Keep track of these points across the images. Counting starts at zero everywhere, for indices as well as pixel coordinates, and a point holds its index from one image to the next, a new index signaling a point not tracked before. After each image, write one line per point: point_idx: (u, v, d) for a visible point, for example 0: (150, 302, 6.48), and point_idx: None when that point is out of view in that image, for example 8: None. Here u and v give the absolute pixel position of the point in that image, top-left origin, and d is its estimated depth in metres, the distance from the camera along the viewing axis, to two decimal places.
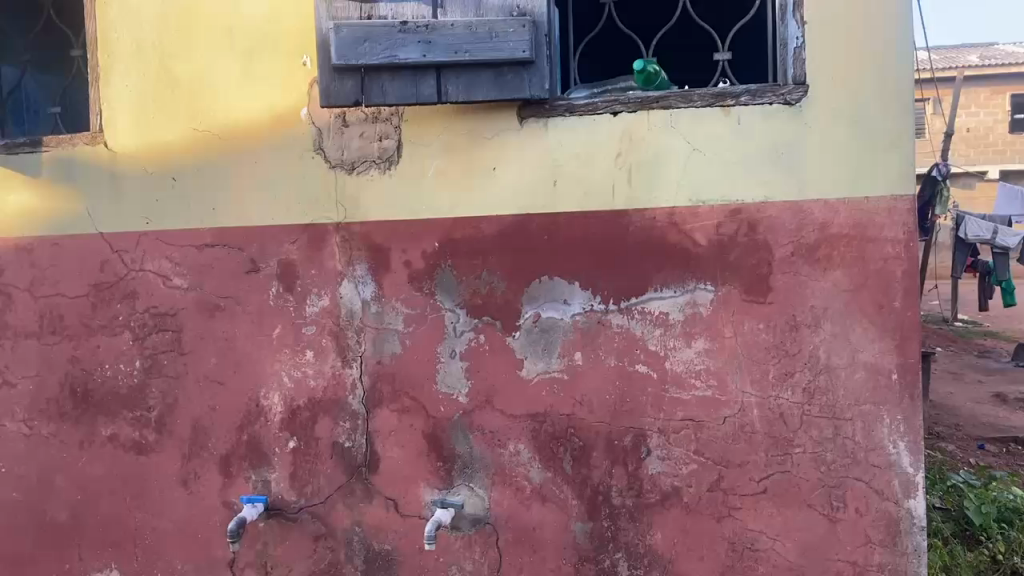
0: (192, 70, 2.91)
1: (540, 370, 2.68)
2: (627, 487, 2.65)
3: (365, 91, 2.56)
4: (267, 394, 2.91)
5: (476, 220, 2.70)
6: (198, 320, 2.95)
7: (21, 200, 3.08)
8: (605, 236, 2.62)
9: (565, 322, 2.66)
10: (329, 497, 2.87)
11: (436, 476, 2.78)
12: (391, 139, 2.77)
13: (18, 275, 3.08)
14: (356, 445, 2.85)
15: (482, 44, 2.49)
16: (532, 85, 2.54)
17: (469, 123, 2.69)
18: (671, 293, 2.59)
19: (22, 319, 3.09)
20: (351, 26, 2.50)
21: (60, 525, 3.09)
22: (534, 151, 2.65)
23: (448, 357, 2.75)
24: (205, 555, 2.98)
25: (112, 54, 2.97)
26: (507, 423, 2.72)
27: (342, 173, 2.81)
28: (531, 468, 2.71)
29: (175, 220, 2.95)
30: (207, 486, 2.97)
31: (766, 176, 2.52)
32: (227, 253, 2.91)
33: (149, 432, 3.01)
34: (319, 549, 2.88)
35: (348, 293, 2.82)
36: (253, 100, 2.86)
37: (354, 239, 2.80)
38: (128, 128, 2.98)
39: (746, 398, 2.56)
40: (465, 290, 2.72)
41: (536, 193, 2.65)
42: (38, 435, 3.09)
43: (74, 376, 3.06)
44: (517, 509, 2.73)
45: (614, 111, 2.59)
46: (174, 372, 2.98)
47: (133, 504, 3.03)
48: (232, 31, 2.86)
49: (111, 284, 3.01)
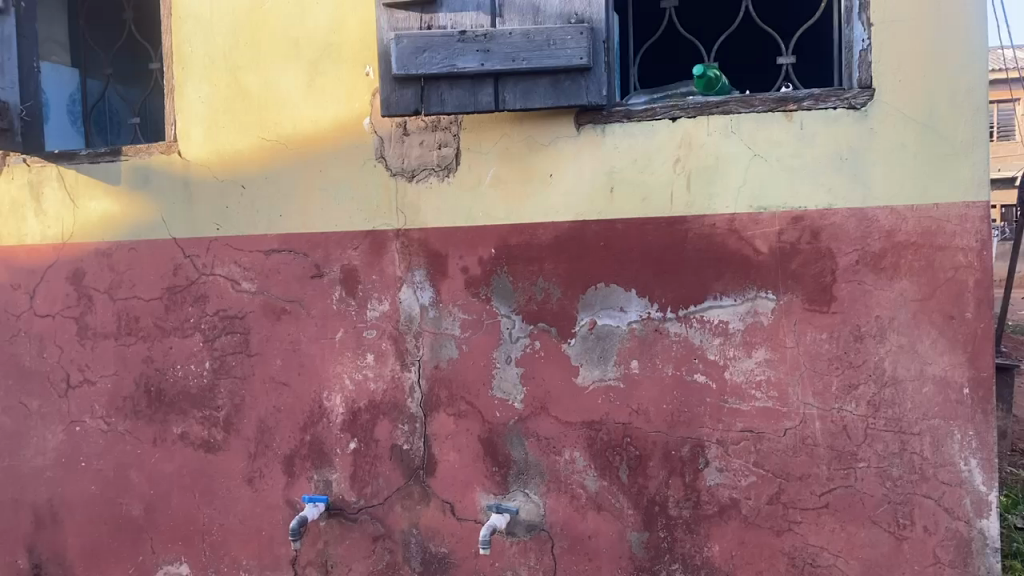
0: (260, 81, 3.00)
1: (597, 377, 2.67)
2: (684, 498, 2.62)
3: (424, 100, 2.60)
4: (329, 396, 2.98)
5: (533, 226, 2.71)
6: (265, 323, 3.04)
7: (101, 206, 3.23)
8: (663, 243, 2.59)
9: (622, 329, 2.65)
10: (388, 499, 2.92)
11: (492, 481, 2.80)
12: (450, 147, 2.80)
13: (98, 278, 3.23)
14: (414, 448, 2.89)
15: (539, 52, 2.51)
16: (589, 92, 2.53)
17: (527, 131, 2.71)
18: (731, 302, 2.55)
19: (101, 320, 3.24)
20: (412, 37, 2.56)
21: (134, 519, 3.22)
22: (591, 158, 2.65)
23: (504, 362, 2.77)
24: (269, 552, 3.06)
25: (187, 67, 3.10)
26: (563, 430, 2.72)
27: (403, 180, 2.86)
28: (586, 475, 2.70)
29: (243, 226, 3.05)
30: (272, 484, 3.05)
31: (829, 182, 2.46)
32: (293, 258, 3.00)
33: (217, 431, 3.11)
34: (378, 549, 2.93)
35: (407, 299, 2.87)
36: (318, 109, 2.94)
37: (413, 244, 2.85)
38: (200, 137, 3.09)
39: (808, 410, 2.49)
40: (522, 297, 2.73)
41: (593, 199, 2.65)
42: (116, 432, 3.24)
43: (148, 376, 3.19)
44: (572, 517, 2.73)
45: (673, 117, 2.57)
46: (241, 373, 3.08)
47: (202, 500, 3.14)
48: (299, 42, 2.94)
49: (183, 287, 3.13)
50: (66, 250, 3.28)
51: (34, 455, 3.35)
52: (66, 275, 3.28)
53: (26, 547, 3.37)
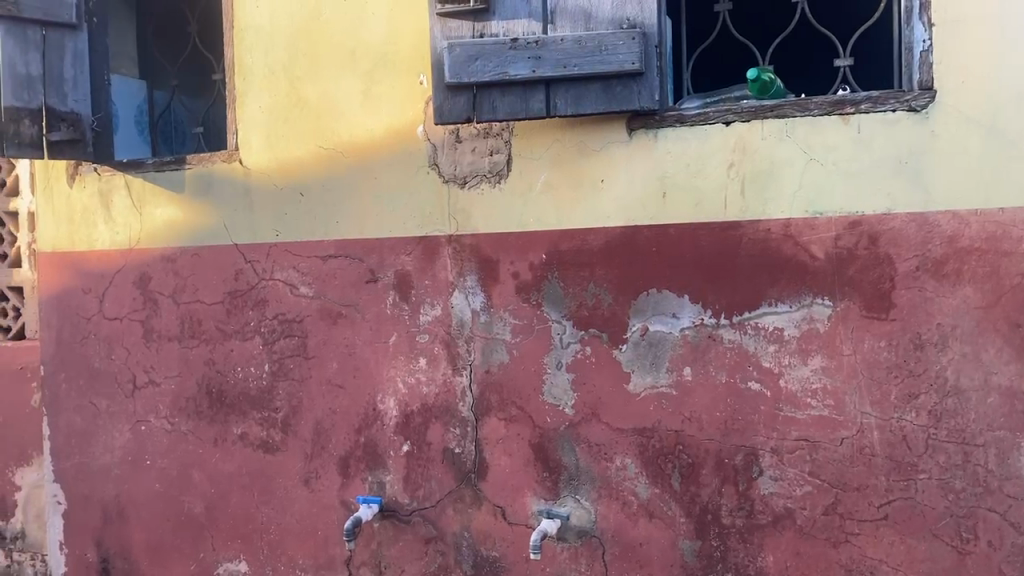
0: (318, 90, 3.07)
1: (648, 384, 2.66)
2: (738, 507, 2.58)
3: (476, 107, 2.63)
4: (383, 399, 3.03)
5: (585, 232, 2.71)
6: (321, 327, 3.11)
7: (166, 214, 3.35)
8: (716, 249, 2.56)
9: (674, 336, 2.63)
10: (439, 502, 2.95)
11: (543, 487, 2.81)
12: (502, 153, 2.83)
13: (163, 283, 3.35)
14: (465, 452, 2.92)
15: (591, 58, 2.52)
16: (641, 97, 2.53)
17: (578, 137, 2.72)
18: (786, 309, 2.51)
19: (166, 323, 3.36)
20: (464, 45, 2.59)
21: (196, 517, 3.33)
22: (643, 163, 2.64)
23: (555, 368, 2.78)
24: (324, 552, 3.13)
25: (248, 78, 3.19)
26: (615, 436, 2.71)
27: (455, 187, 2.89)
28: (638, 482, 2.69)
29: (301, 232, 3.13)
30: (328, 485, 3.12)
31: (888, 186, 2.40)
32: (348, 264, 3.05)
33: (275, 432, 3.19)
34: (430, 551, 2.97)
35: (459, 304, 2.90)
36: (373, 118, 3.00)
37: (465, 250, 2.88)
38: (260, 146, 3.18)
39: (866, 419, 2.44)
40: (573, 302, 2.73)
41: (646, 204, 2.64)
42: (179, 431, 3.35)
43: (210, 378, 3.29)
44: (624, 524, 2.72)
45: (727, 121, 2.54)
46: (299, 375, 3.15)
47: (260, 500, 3.22)
48: (355, 53, 3.01)
49: (244, 291, 3.22)
50: (133, 255, 3.41)
51: (102, 453, 3.49)
52: (133, 279, 3.41)
53: (96, 542, 3.52)
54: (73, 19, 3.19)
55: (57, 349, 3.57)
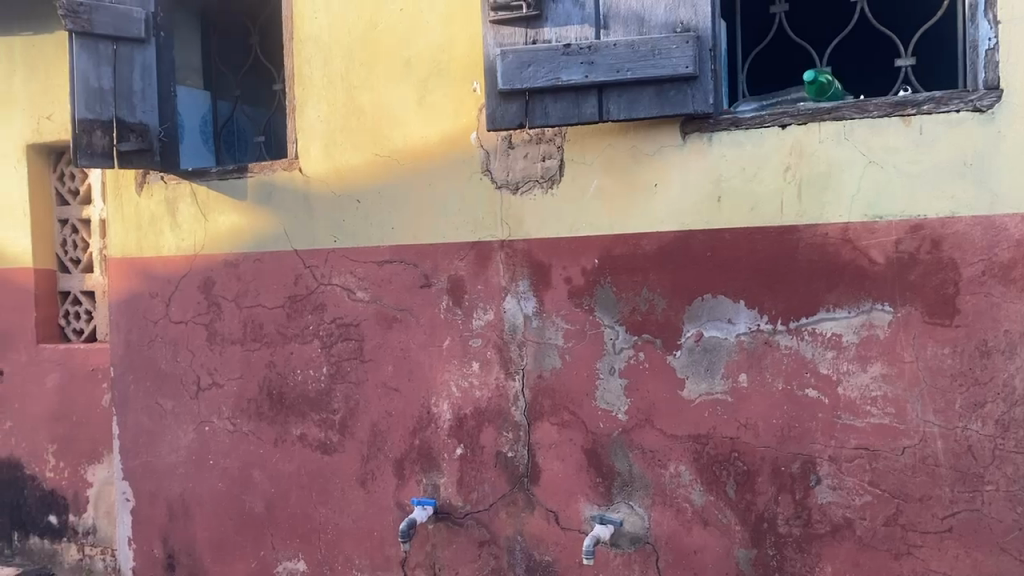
0: (374, 99, 3.14)
1: (703, 390, 2.64)
2: (795, 516, 2.54)
3: (529, 113, 2.65)
4: (437, 402, 3.06)
5: (638, 236, 2.70)
6: (377, 331, 3.16)
7: (229, 220, 3.45)
8: (772, 254, 2.53)
9: (730, 341, 2.60)
10: (493, 505, 2.97)
11: (596, 492, 2.81)
12: (554, 159, 2.84)
13: (226, 287, 3.45)
14: (518, 455, 2.93)
15: (644, 62, 2.51)
16: (695, 101, 2.51)
17: (631, 141, 2.71)
18: (845, 314, 2.46)
19: (229, 327, 3.46)
20: (517, 52, 2.62)
21: (257, 515, 3.42)
22: (697, 167, 2.62)
23: (608, 373, 2.77)
24: (380, 553, 3.18)
25: (307, 88, 3.27)
26: (669, 443, 2.69)
27: (508, 193, 2.91)
28: (692, 489, 2.67)
29: (357, 238, 3.18)
30: (383, 486, 3.17)
31: (952, 188, 2.33)
32: (403, 269, 3.10)
33: (333, 433, 3.26)
34: (484, 554, 2.99)
35: (512, 309, 2.92)
36: (427, 126, 3.04)
37: (517, 255, 2.90)
38: (319, 154, 3.25)
39: (929, 428, 2.37)
40: (626, 307, 2.73)
41: (700, 209, 2.62)
42: (241, 432, 3.45)
43: (271, 380, 3.38)
44: (678, 531, 2.70)
45: (783, 124, 2.50)
46: (355, 378, 3.21)
47: (318, 500, 3.29)
48: (410, 62, 3.06)
49: (304, 296, 3.29)
50: (198, 261, 3.52)
51: (168, 452, 3.61)
52: (198, 284, 3.52)
53: (162, 538, 3.64)
54: (141, 33, 3.32)
55: (126, 351, 3.71)
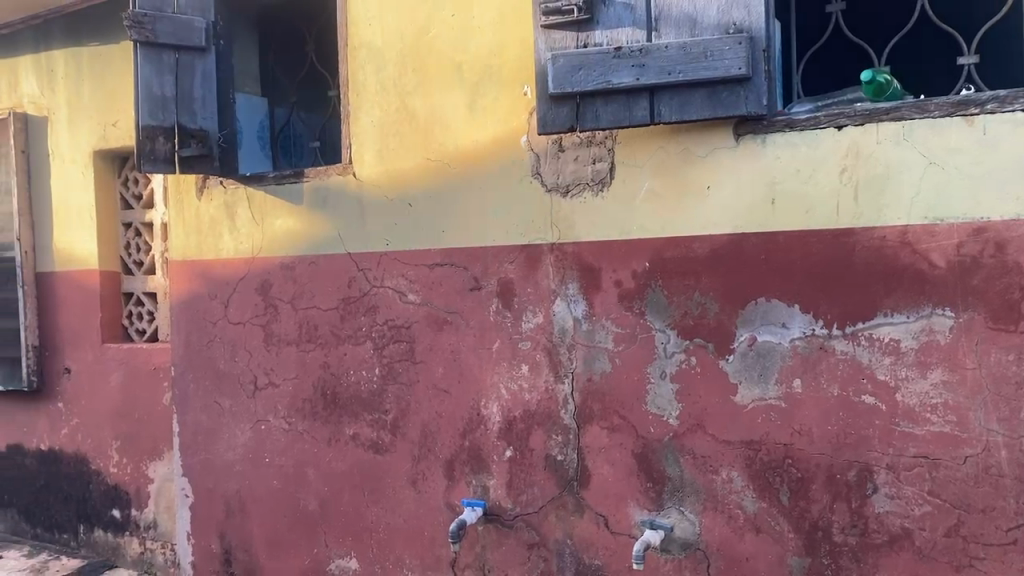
0: (426, 104, 3.17)
1: (756, 396, 2.60)
2: (851, 525, 2.48)
3: (579, 116, 2.66)
4: (487, 404, 3.08)
5: (690, 239, 2.68)
6: (428, 333, 3.20)
7: (285, 223, 3.52)
8: (827, 257, 2.48)
9: (783, 346, 2.56)
10: (542, 508, 2.98)
11: (646, 497, 2.79)
12: (605, 161, 2.83)
13: (283, 289, 3.53)
14: (567, 459, 2.93)
15: (696, 64, 2.49)
16: (748, 102, 2.47)
17: (683, 143, 2.69)
18: (903, 319, 2.39)
19: (285, 328, 3.54)
20: (568, 55, 2.63)
21: (310, 513, 3.49)
22: (750, 169, 2.58)
23: (659, 378, 2.75)
24: (431, 553, 3.21)
25: (362, 94, 3.33)
26: (721, 448, 2.66)
27: (558, 196, 2.92)
28: (744, 496, 2.63)
29: (409, 240, 3.22)
30: (434, 487, 3.20)
31: (1018, 190, 2.24)
32: (454, 271, 3.13)
33: (385, 434, 3.30)
34: (533, 557, 3.00)
35: (561, 312, 2.92)
36: (478, 129, 3.06)
37: (567, 258, 2.90)
38: (372, 159, 3.31)
39: (992, 437, 2.29)
40: (677, 311, 2.71)
41: (753, 211, 2.58)
42: (296, 431, 3.52)
43: (325, 380, 3.44)
44: (730, 538, 2.66)
45: (839, 125, 2.45)
46: (407, 379, 3.25)
47: (370, 499, 3.34)
48: (461, 67, 3.08)
49: (357, 298, 3.35)
50: (255, 263, 3.60)
51: (226, 450, 3.71)
52: (255, 286, 3.61)
53: (219, 534, 3.74)
54: (202, 42, 3.41)
55: (186, 351, 3.82)
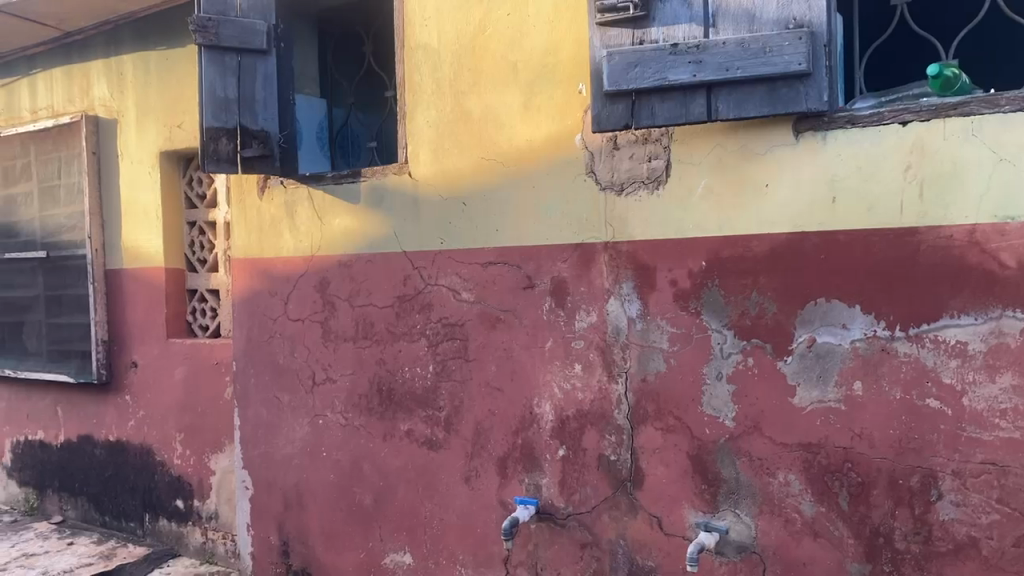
0: (480, 104, 3.19)
1: (815, 398, 2.55)
2: (913, 532, 2.42)
3: (635, 114, 2.65)
4: (540, 403, 3.09)
5: (747, 239, 2.64)
6: (482, 331, 3.22)
7: (342, 222, 3.57)
8: (891, 257, 2.41)
9: (844, 347, 2.50)
10: (595, 507, 2.97)
11: (701, 499, 2.76)
12: (660, 159, 2.81)
13: (341, 287, 3.59)
14: (621, 459, 2.92)
15: (754, 60, 2.45)
16: (808, 98, 2.42)
17: (741, 141, 2.65)
18: (971, 321, 2.31)
19: (342, 325, 3.60)
20: (624, 53, 2.62)
21: (366, 507, 3.54)
22: (810, 167, 2.53)
23: (715, 378, 2.72)
24: (483, 550, 3.23)
25: (418, 93, 3.37)
26: (778, 451, 2.62)
27: (612, 194, 2.90)
28: (802, 500, 2.58)
29: (464, 239, 3.24)
30: (487, 484, 3.22)
31: None
32: (508, 270, 3.14)
33: (439, 430, 3.34)
34: (586, 556, 3.00)
35: (615, 311, 2.91)
36: (532, 129, 3.07)
37: (621, 257, 2.89)
38: (427, 158, 3.34)
39: None
40: (734, 311, 2.67)
41: (813, 210, 2.53)
42: (352, 426, 3.58)
43: (381, 376, 3.49)
44: (787, 542, 2.62)
45: (903, 121, 2.38)
46: (461, 376, 3.28)
47: (425, 494, 3.38)
48: (516, 66, 3.09)
49: (412, 296, 3.39)
50: (314, 262, 3.67)
51: (285, 443, 3.79)
52: (314, 284, 3.68)
53: (278, 525, 3.82)
54: (264, 45, 3.49)
55: (248, 346, 3.91)
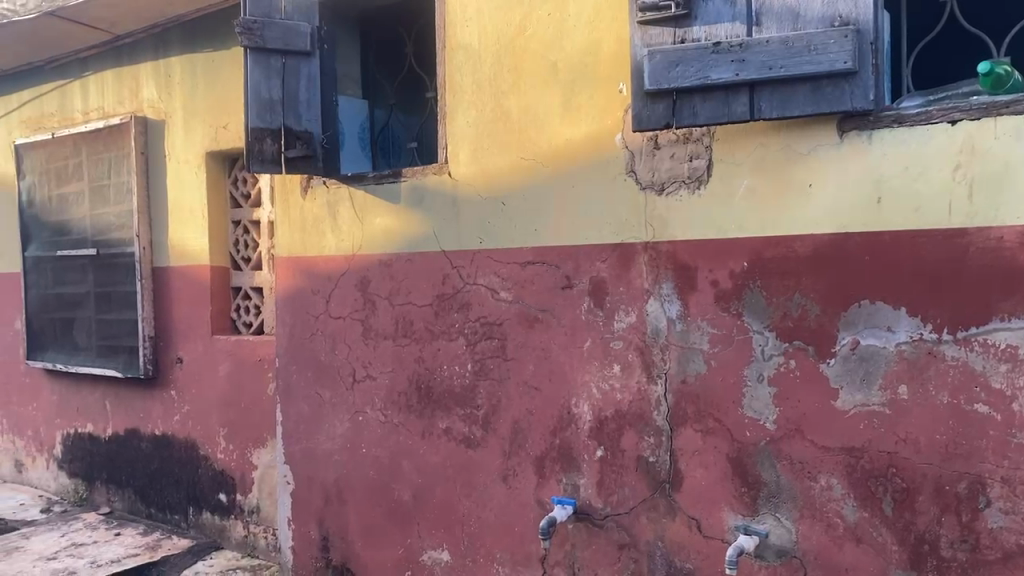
0: (520, 104, 3.20)
1: (858, 401, 2.51)
2: (960, 539, 2.37)
3: (676, 113, 2.63)
4: (578, 403, 3.09)
5: (790, 239, 2.61)
6: (520, 331, 3.23)
7: (383, 222, 3.61)
8: (938, 258, 2.36)
9: (888, 350, 2.46)
10: (633, 509, 2.96)
11: (741, 502, 2.73)
12: (701, 159, 2.79)
13: (380, 285, 3.63)
14: (660, 461, 2.91)
15: (799, 58, 2.42)
16: (854, 97, 2.39)
17: (784, 141, 2.62)
18: (1021, 324, 2.26)
19: (382, 323, 3.63)
20: (665, 51, 2.61)
21: (404, 504, 3.58)
22: (855, 167, 2.49)
23: (756, 381, 2.69)
24: (521, 549, 3.24)
25: (458, 94, 3.39)
26: (820, 455, 2.58)
27: (653, 194, 2.89)
28: (844, 504, 2.55)
29: (503, 239, 3.26)
30: (524, 483, 3.23)
31: None
32: (546, 269, 3.15)
33: (477, 429, 3.36)
34: (624, 557, 2.99)
35: (655, 312, 2.89)
36: (572, 128, 3.07)
37: (661, 257, 2.87)
38: (467, 158, 3.36)
39: None
40: (776, 312, 2.64)
41: (857, 210, 2.49)
42: (391, 423, 3.61)
43: (420, 374, 3.52)
44: (829, 547, 2.58)
45: (952, 119, 2.34)
46: (499, 375, 3.29)
47: (462, 492, 3.40)
48: (556, 65, 3.09)
49: (451, 295, 3.41)
50: (354, 260, 3.72)
51: (326, 439, 3.84)
52: (355, 282, 3.72)
53: (318, 521, 3.88)
54: (307, 46, 3.54)
55: (290, 343, 3.97)
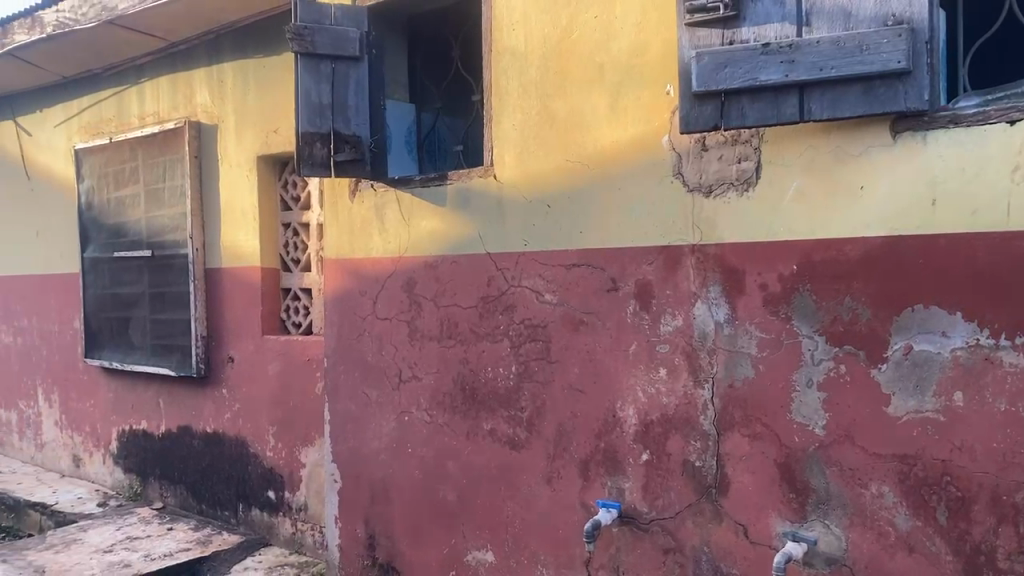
0: (566, 106, 3.21)
1: (911, 408, 2.46)
2: (1018, 551, 2.30)
3: (724, 114, 2.61)
4: (623, 406, 3.08)
5: (841, 242, 2.57)
6: (565, 333, 3.23)
7: (429, 224, 3.65)
8: (996, 262, 2.30)
9: (943, 356, 2.40)
10: (679, 513, 2.94)
11: (789, 508, 2.70)
12: (750, 161, 2.76)
13: (426, 287, 3.66)
14: (706, 465, 2.88)
15: (850, 59, 2.38)
16: (907, 97, 2.34)
17: (834, 142, 2.58)
18: None
19: (428, 324, 3.67)
20: (713, 53, 2.59)
21: (449, 504, 3.60)
22: (909, 168, 2.44)
23: (805, 386, 2.65)
24: (565, 551, 3.24)
25: (504, 97, 3.41)
26: (871, 461, 2.54)
27: (700, 196, 2.87)
28: (897, 512, 2.50)
29: (547, 241, 3.27)
30: (569, 486, 3.23)
31: None
32: (592, 272, 3.14)
33: (521, 430, 3.37)
34: (669, 562, 2.97)
35: (702, 315, 2.87)
36: (618, 130, 3.06)
37: (709, 260, 2.85)
38: (513, 161, 3.38)
39: None
40: (826, 317, 2.60)
41: (911, 212, 2.44)
42: (437, 423, 3.65)
43: (465, 376, 3.55)
44: (880, 556, 2.54)
45: (1011, 119, 2.28)
46: (543, 377, 3.30)
47: (507, 494, 3.41)
48: (603, 67, 3.09)
49: (496, 297, 3.43)
50: (401, 262, 3.76)
51: (372, 439, 3.89)
52: (401, 284, 3.76)
53: (365, 519, 3.93)
54: (356, 51, 3.61)
55: (338, 343, 4.03)
